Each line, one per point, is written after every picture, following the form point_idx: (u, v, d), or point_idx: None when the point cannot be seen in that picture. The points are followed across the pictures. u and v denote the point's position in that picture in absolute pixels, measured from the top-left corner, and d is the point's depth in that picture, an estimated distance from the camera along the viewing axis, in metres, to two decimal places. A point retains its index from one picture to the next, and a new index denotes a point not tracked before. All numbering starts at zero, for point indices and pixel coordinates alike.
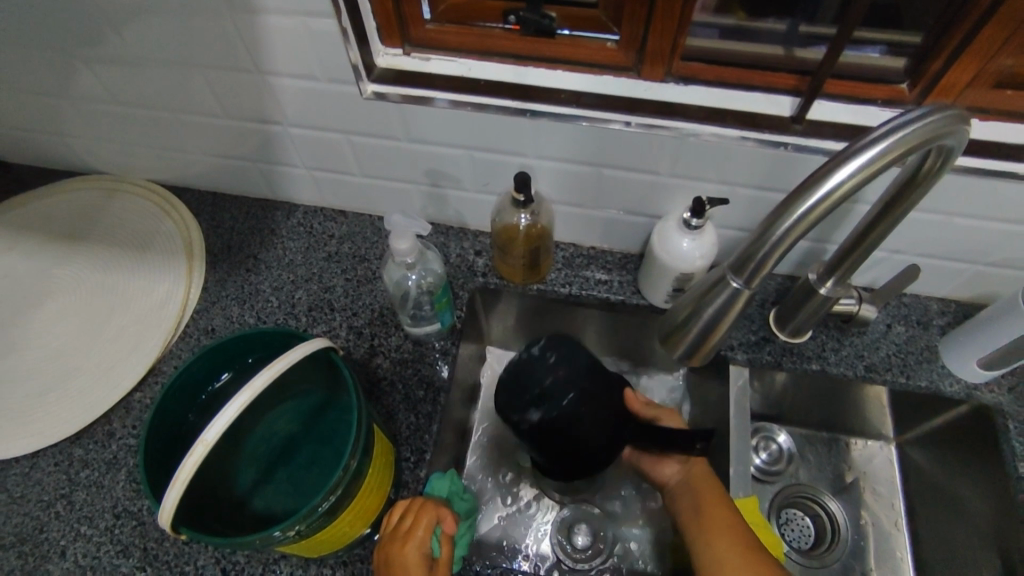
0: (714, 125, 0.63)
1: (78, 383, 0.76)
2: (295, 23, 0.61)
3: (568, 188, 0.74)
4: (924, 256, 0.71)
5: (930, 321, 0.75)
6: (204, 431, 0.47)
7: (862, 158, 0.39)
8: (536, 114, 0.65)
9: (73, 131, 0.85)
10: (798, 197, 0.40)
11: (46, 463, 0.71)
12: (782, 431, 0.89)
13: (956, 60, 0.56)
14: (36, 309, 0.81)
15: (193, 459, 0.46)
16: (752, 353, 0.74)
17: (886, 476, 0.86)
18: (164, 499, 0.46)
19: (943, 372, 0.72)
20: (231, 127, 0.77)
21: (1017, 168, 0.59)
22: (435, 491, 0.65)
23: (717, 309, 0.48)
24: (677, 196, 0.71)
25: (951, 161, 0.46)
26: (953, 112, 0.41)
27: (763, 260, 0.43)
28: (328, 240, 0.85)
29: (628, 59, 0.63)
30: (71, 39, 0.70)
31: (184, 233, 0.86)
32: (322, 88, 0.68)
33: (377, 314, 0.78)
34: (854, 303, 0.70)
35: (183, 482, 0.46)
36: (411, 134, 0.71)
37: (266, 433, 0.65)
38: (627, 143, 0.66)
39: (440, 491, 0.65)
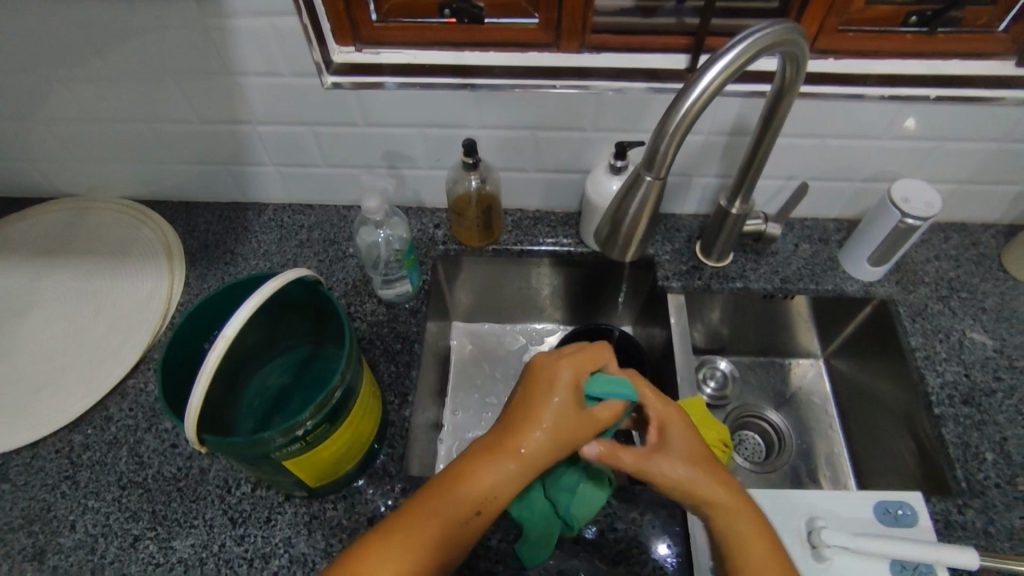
0: (624, 81, 0.76)
1: (72, 378, 0.80)
2: (261, 23, 0.71)
3: (510, 154, 0.85)
4: (813, 181, 0.85)
5: (830, 238, 0.89)
6: (225, 329, 0.53)
7: (726, 59, 0.51)
8: (475, 87, 0.77)
9: (50, 155, 0.91)
10: (683, 95, 0.51)
11: (47, 451, 0.76)
12: (722, 359, 1.00)
13: (803, 14, 0.70)
14: (23, 318, 0.86)
15: (216, 354, 0.53)
16: (685, 280, 0.85)
17: (818, 388, 0.98)
18: (192, 393, 0.52)
19: (843, 276, 0.85)
20: (203, 132, 0.85)
21: (863, 91, 0.74)
22: (616, 383, 0.58)
23: (639, 201, 0.58)
24: (603, 150, 0.83)
25: (802, 70, 0.58)
26: (791, 24, 0.54)
27: (665, 149, 0.54)
28: (299, 229, 0.93)
29: (547, 37, 0.76)
30: (48, 60, 0.78)
31: (161, 237, 0.93)
32: (286, 83, 0.77)
33: (351, 286, 0.86)
34: (761, 223, 0.81)
35: (208, 377, 0.52)
36: (369, 118, 0.81)
37: (260, 388, 0.72)
38: (555, 106, 0.77)
39: (597, 391, 0.58)
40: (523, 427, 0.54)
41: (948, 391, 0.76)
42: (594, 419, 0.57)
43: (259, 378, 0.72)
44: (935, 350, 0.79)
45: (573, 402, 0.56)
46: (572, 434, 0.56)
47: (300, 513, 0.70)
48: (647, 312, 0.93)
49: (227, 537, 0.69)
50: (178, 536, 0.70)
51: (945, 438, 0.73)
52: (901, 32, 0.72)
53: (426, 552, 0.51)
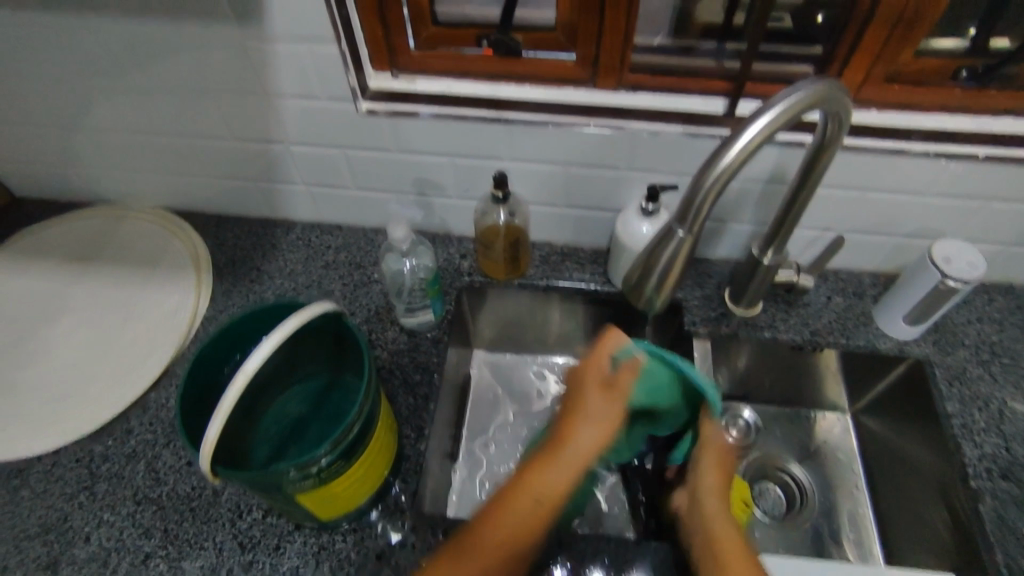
0: (661, 123, 0.74)
1: (96, 387, 0.81)
2: (301, 49, 0.72)
3: (541, 190, 0.84)
4: (851, 232, 0.82)
5: (864, 292, 0.86)
6: (246, 364, 0.53)
7: (768, 116, 0.49)
8: (509, 120, 0.76)
9: (90, 163, 0.93)
10: (723, 150, 0.50)
11: (67, 460, 0.76)
12: (747, 408, 0.97)
13: (850, 61, 0.69)
14: (54, 323, 0.87)
15: (235, 389, 0.52)
16: (712, 326, 0.83)
17: (845, 445, 0.94)
18: (208, 427, 0.51)
19: (878, 332, 0.82)
20: (237, 149, 0.86)
21: (909, 146, 0.71)
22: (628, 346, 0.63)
23: (670, 253, 0.56)
24: (635, 190, 0.82)
25: (846, 125, 0.56)
26: (836, 81, 0.52)
27: (700, 204, 0.52)
28: (326, 250, 0.93)
29: (584, 74, 0.76)
30: (95, 73, 0.79)
31: (192, 250, 0.93)
32: (321, 107, 0.78)
33: (373, 312, 0.86)
34: (794, 274, 0.79)
35: (227, 412, 0.52)
36: (401, 146, 0.81)
37: (278, 413, 0.72)
38: (589, 145, 0.77)
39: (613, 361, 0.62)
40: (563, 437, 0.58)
41: (987, 465, 0.73)
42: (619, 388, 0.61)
43: (278, 406, 0.73)
44: (974, 418, 0.76)
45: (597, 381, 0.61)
46: (611, 409, 0.60)
47: (309, 543, 0.70)
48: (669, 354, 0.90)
49: (235, 563, 0.69)
50: (188, 557, 0.69)
51: (983, 515, 0.70)
52: (952, 87, 0.70)
53: (491, 531, 0.53)
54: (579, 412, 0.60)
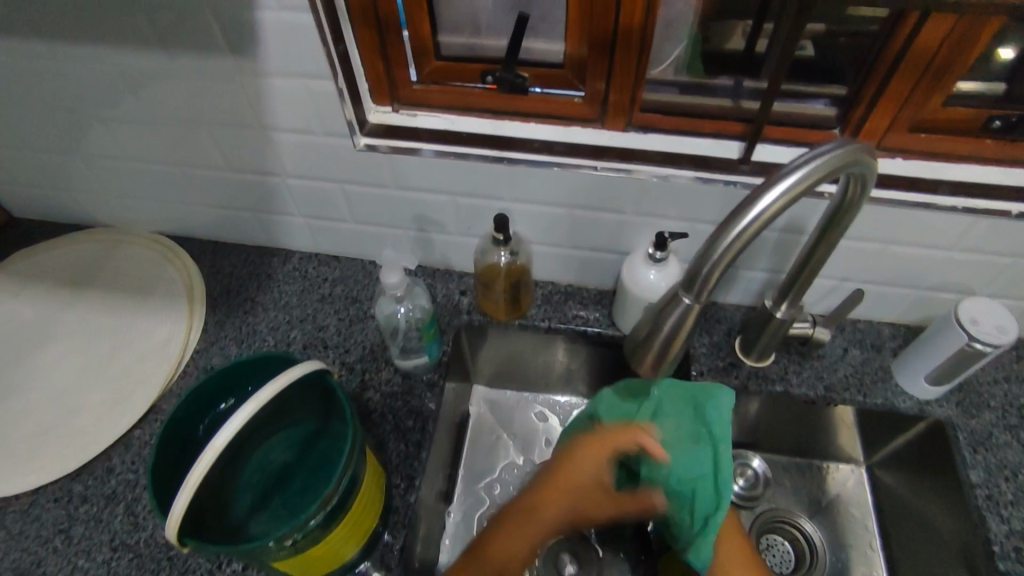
0: (671, 168, 0.71)
1: (79, 423, 0.79)
2: (298, 84, 0.69)
3: (545, 230, 0.81)
4: (870, 283, 0.78)
5: (883, 344, 0.81)
6: (215, 439, 0.51)
7: (786, 183, 0.46)
8: (512, 161, 0.73)
9: (86, 187, 0.91)
10: (734, 218, 0.47)
11: (46, 500, 0.74)
12: (756, 456, 0.91)
13: (874, 108, 0.65)
14: (41, 352, 0.85)
15: (202, 465, 0.50)
16: (720, 377, 0.79)
17: (859, 498, 0.88)
18: (173, 504, 0.49)
19: (896, 390, 0.78)
20: (233, 179, 0.84)
21: (935, 200, 0.67)
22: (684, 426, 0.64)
23: (675, 321, 0.53)
24: (643, 234, 0.78)
25: (869, 186, 0.52)
26: (860, 144, 0.48)
27: (708, 274, 0.49)
28: (322, 283, 0.90)
29: (592, 113, 0.72)
30: (89, 99, 0.77)
31: (185, 279, 0.91)
32: (318, 141, 0.75)
33: (368, 351, 0.83)
34: (809, 327, 0.75)
35: (193, 488, 0.50)
36: (401, 182, 0.78)
37: (262, 460, 0.68)
38: (595, 187, 0.73)
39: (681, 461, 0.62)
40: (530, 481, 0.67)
41: (1014, 543, 0.69)
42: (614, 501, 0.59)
43: (261, 452, 0.69)
44: (1000, 490, 0.72)
45: (604, 493, 0.58)
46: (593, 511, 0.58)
47: None
48: None
49: None
50: None
51: None
52: (982, 136, 0.66)
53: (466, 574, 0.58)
54: (547, 461, 0.68)
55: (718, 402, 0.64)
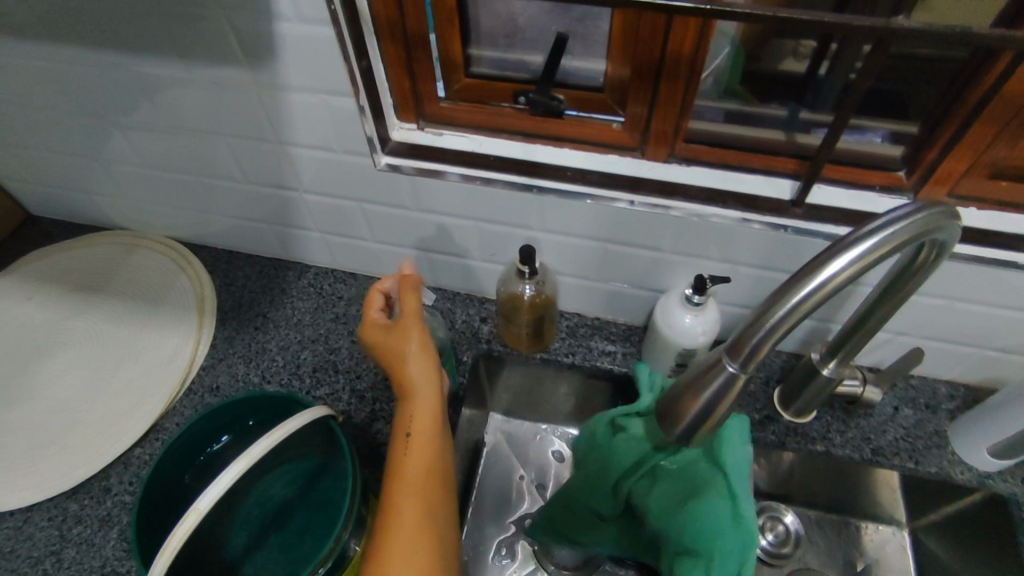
0: (715, 206, 0.65)
1: (78, 438, 0.76)
2: (318, 100, 0.65)
3: (573, 262, 0.76)
4: (929, 339, 0.71)
5: (938, 405, 0.74)
6: (197, 501, 0.48)
7: (856, 250, 0.40)
8: (542, 189, 0.68)
9: (103, 190, 0.89)
10: (795, 285, 0.41)
11: (39, 518, 0.71)
12: (789, 511, 0.84)
13: (949, 152, 0.58)
14: (47, 359, 0.82)
15: (184, 527, 0.47)
16: (755, 432, 0.74)
17: (900, 565, 0.80)
18: (151, 569, 0.46)
19: (953, 459, 0.71)
20: (250, 191, 0.81)
21: (1015, 257, 0.60)
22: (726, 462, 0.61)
23: (715, 392, 0.46)
24: (680, 272, 0.73)
25: (947, 252, 0.46)
26: (943, 208, 0.42)
27: (760, 343, 0.43)
28: (337, 301, 0.86)
29: (633, 140, 0.67)
30: (104, 103, 0.74)
31: (197, 290, 0.88)
32: (337, 158, 0.71)
33: (380, 378, 0.78)
34: (859, 386, 0.69)
35: (171, 552, 0.47)
36: (423, 204, 0.74)
37: (260, 497, 0.64)
38: (628, 220, 0.68)
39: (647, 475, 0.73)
40: (406, 397, 0.62)
41: None
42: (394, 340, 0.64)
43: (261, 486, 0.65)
44: None
45: (385, 332, 0.65)
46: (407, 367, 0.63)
47: None
48: None
49: None
50: None
51: None
52: None
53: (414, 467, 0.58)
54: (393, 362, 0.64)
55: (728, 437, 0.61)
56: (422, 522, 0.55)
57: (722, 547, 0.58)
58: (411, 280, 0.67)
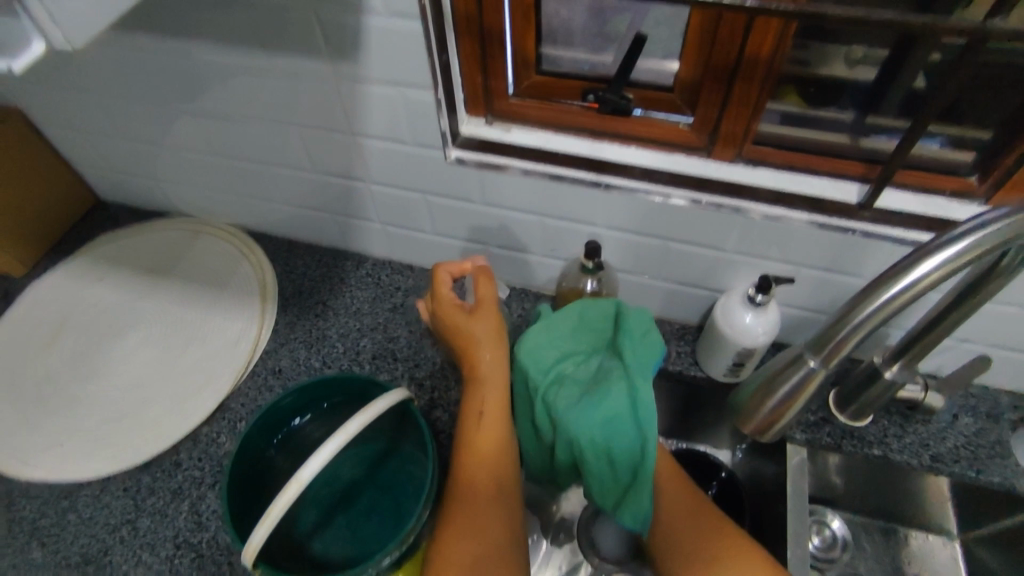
0: (783, 207, 0.65)
1: (150, 413, 0.79)
2: (396, 92, 0.67)
3: (633, 259, 0.77)
4: (994, 347, 0.70)
5: (1000, 415, 0.74)
6: (300, 472, 0.49)
7: (953, 250, 0.39)
8: (610, 186, 0.69)
9: (172, 177, 0.92)
10: (881, 284, 0.42)
11: (115, 487, 0.74)
12: (836, 517, 0.85)
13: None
14: (120, 338, 0.86)
15: (286, 497, 0.49)
16: (811, 434, 0.74)
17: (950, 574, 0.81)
18: (251, 536, 0.48)
19: (1016, 470, 0.70)
20: (318, 180, 0.83)
21: None
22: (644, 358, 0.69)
23: (792, 386, 0.51)
24: (741, 273, 0.73)
25: None
26: None
27: (842, 342, 0.45)
28: (395, 291, 0.88)
29: (699, 140, 0.67)
30: (184, 93, 0.77)
31: (260, 275, 0.91)
32: (407, 150, 0.73)
33: (438, 367, 0.80)
34: (921, 390, 0.69)
35: (273, 520, 0.49)
36: (488, 198, 0.76)
37: (330, 476, 0.67)
38: (695, 220, 0.69)
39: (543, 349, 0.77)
40: (473, 379, 0.66)
41: None
42: (475, 323, 0.66)
43: (330, 467, 0.67)
44: None
45: (461, 313, 0.66)
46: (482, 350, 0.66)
47: None
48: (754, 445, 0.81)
49: None
50: None
51: None
52: None
53: (486, 443, 0.63)
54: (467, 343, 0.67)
55: (637, 345, 0.69)
56: (493, 490, 0.61)
57: (619, 437, 0.66)
58: (487, 271, 0.68)
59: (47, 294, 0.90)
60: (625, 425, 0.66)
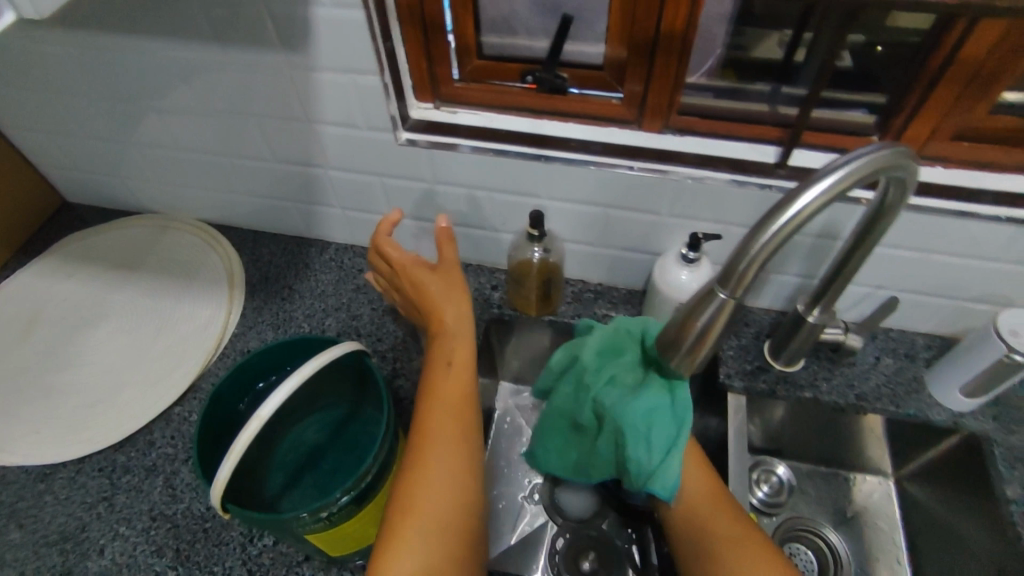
0: (707, 169, 0.72)
1: (125, 396, 0.82)
2: (346, 80, 0.72)
3: (577, 229, 0.83)
4: (905, 291, 0.78)
5: (917, 354, 0.82)
6: (261, 409, 0.54)
7: (824, 184, 0.46)
8: (550, 159, 0.75)
9: (138, 176, 0.96)
10: (772, 214, 0.47)
11: (91, 468, 0.77)
12: (781, 463, 0.89)
13: (916, 116, 0.65)
14: (91, 329, 0.89)
15: (249, 432, 0.53)
16: (748, 381, 0.80)
17: (887, 511, 0.86)
18: (219, 470, 0.52)
19: (930, 401, 0.78)
20: (279, 170, 0.87)
21: (974, 209, 0.67)
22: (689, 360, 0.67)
23: (708, 317, 0.53)
24: (675, 235, 0.79)
25: (907, 196, 0.54)
26: (902, 149, 0.49)
27: (745, 270, 0.49)
28: (357, 273, 0.93)
29: (630, 114, 0.74)
30: (151, 93, 0.81)
31: (227, 264, 0.94)
32: (361, 135, 0.78)
33: (400, 340, 0.85)
34: (841, 332, 0.75)
35: (238, 454, 0.53)
36: (438, 177, 0.81)
37: (295, 441, 0.71)
38: (630, 186, 0.75)
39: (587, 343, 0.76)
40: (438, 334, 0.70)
41: None
42: (439, 280, 0.72)
43: (294, 432, 0.71)
44: None
45: (426, 270, 0.73)
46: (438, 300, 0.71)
47: None
48: (701, 398, 0.87)
49: None
50: None
51: None
52: None
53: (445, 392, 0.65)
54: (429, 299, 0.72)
55: None
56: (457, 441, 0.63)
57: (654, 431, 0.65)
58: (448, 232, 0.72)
59: (17, 291, 0.92)
60: (667, 418, 0.65)
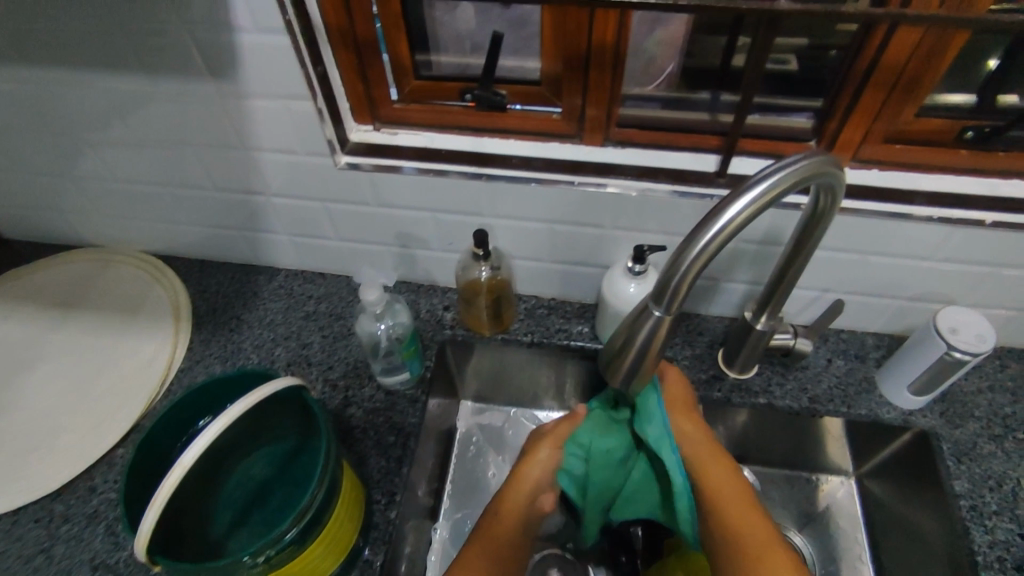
0: (648, 181, 0.72)
1: (64, 440, 0.79)
2: (280, 106, 0.71)
3: (525, 245, 0.82)
4: (850, 293, 0.79)
5: (867, 354, 0.83)
6: (184, 456, 0.52)
7: (752, 194, 0.46)
8: (492, 177, 0.74)
9: (75, 209, 0.93)
10: (704, 226, 0.47)
11: (27, 519, 0.74)
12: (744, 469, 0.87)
13: (847, 120, 0.65)
14: (29, 372, 0.85)
15: (171, 481, 0.51)
16: (702, 390, 0.80)
17: (849, 510, 0.84)
18: (142, 522, 0.50)
19: (880, 401, 0.79)
20: (220, 198, 0.85)
21: (908, 210, 0.68)
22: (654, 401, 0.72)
23: (647, 333, 0.52)
24: (621, 247, 0.79)
25: (838, 201, 0.54)
26: (826, 157, 0.50)
27: (678, 285, 0.48)
28: (307, 300, 0.91)
29: (570, 128, 0.73)
30: (81, 126, 0.79)
31: (172, 297, 0.92)
32: (299, 160, 0.77)
33: (351, 367, 0.83)
34: (790, 337, 0.75)
35: (160, 506, 0.51)
36: (382, 199, 0.79)
37: (243, 477, 0.69)
38: (573, 201, 0.74)
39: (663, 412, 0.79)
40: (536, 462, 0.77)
41: (996, 553, 0.68)
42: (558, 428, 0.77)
43: (240, 468, 0.69)
44: (985, 501, 0.72)
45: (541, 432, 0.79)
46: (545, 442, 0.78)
47: None
48: None
49: None
50: None
51: None
52: (956, 147, 0.66)
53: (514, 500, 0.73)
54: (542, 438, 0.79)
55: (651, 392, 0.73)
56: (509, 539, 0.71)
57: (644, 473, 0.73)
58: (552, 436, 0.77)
59: None
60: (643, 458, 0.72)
